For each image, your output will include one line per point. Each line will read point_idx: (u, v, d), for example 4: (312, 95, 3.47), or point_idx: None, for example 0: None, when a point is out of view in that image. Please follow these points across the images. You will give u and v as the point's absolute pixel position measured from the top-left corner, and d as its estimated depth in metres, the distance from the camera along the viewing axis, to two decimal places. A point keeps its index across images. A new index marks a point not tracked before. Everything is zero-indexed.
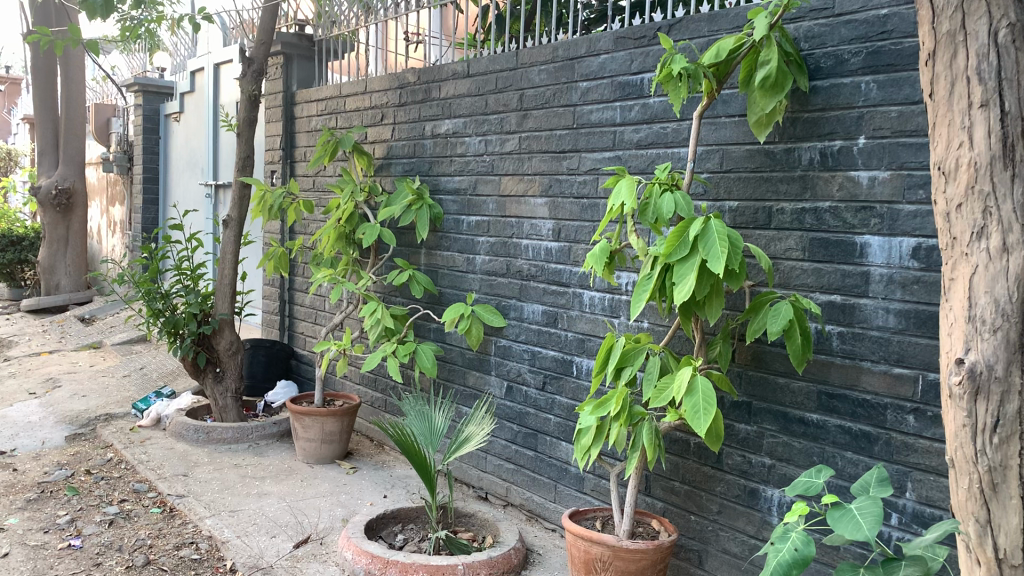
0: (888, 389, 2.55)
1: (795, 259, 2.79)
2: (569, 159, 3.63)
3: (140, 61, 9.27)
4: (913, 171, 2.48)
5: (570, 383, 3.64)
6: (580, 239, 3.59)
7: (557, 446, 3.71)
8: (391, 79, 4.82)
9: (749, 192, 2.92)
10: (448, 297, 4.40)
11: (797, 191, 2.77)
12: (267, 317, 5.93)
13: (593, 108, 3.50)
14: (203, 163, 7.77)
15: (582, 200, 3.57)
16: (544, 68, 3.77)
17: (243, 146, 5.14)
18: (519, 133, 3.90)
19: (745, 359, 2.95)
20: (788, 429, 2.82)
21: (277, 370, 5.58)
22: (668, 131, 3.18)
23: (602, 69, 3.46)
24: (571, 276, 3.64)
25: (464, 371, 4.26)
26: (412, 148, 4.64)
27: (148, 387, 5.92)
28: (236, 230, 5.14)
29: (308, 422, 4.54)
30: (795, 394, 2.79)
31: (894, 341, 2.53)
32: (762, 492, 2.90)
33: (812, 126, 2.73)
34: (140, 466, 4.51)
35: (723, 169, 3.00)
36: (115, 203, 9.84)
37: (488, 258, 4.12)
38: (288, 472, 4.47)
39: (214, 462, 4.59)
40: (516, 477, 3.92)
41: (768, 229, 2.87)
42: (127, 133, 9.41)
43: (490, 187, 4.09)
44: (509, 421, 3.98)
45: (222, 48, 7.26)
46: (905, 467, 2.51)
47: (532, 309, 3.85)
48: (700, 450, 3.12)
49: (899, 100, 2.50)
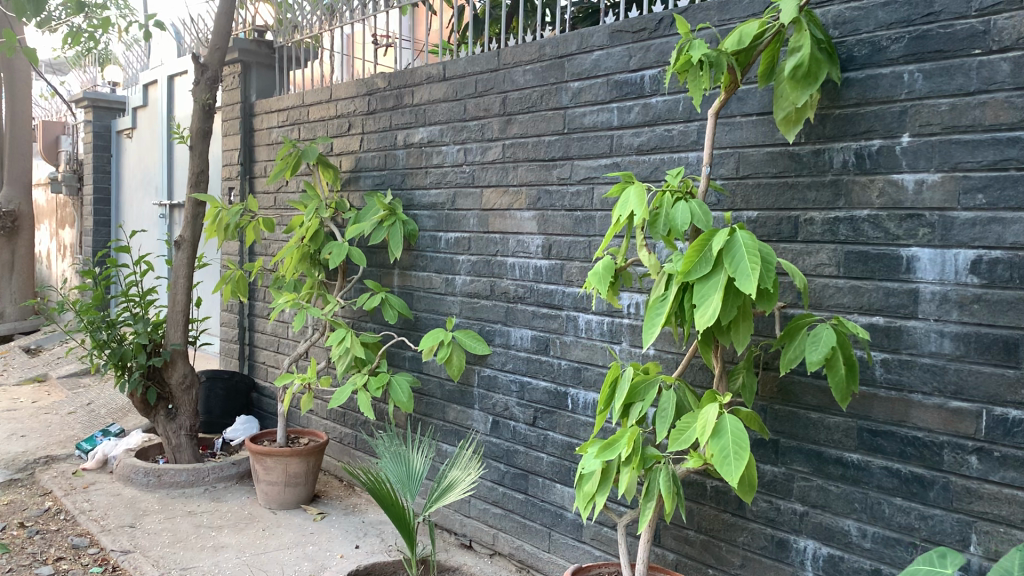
0: (944, 425, 2.20)
1: (828, 276, 2.44)
2: (559, 168, 3.26)
3: (91, 76, 8.79)
4: (969, 172, 2.15)
5: (565, 418, 3.26)
6: (574, 257, 3.22)
7: (551, 489, 3.32)
8: (359, 85, 4.42)
9: (771, 201, 2.57)
10: (424, 323, 3.99)
11: (828, 198, 2.43)
12: (224, 346, 5.48)
13: (585, 111, 3.14)
14: (157, 182, 7.31)
15: (575, 213, 3.20)
16: (529, 68, 3.40)
17: (196, 160, 4.71)
18: (503, 141, 3.53)
19: (771, 391, 2.58)
20: (822, 471, 2.46)
21: (237, 405, 5.13)
22: (674, 133, 2.82)
23: (596, 67, 3.10)
24: (564, 298, 3.27)
25: (444, 405, 3.85)
26: (383, 160, 4.25)
27: (95, 425, 5.42)
28: (189, 251, 4.69)
29: (270, 464, 4.10)
30: (830, 431, 2.43)
31: (950, 370, 2.19)
32: (792, 543, 2.53)
33: (844, 123, 2.39)
34: (80, 516, 4.03)
35: (740, 175, 2.65)
36: (65, 226, 9.30)
37: (470, 279, 3.73)
38: (248, 519, 4.02)
39: (165, 510, 4.12)
40: (503, 523, 3.52)
41: (794, 242, 2.52)
42: (76, 151, 8.90)
43: (470, 201, 3.71)
44: (496, 461, 3.57)
45: (176, 58, 6.82)
46: (968, 517, 2.16)
47: (520, 334, 3.47)
48: (717, 494, 2.75)
49: (950, 91, 2.17)
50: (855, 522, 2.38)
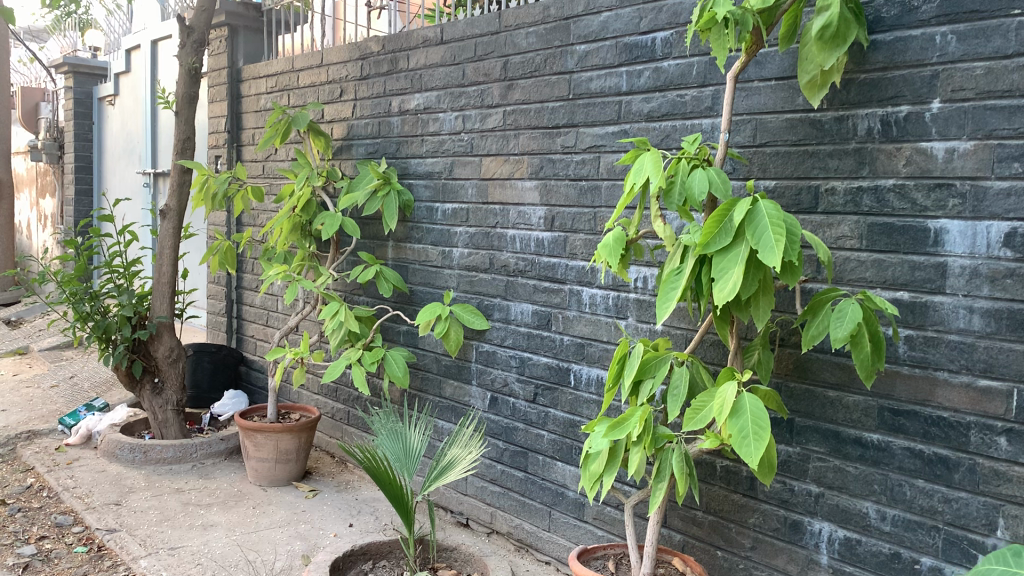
0: (971, 405, 2.11)
1: (849, 249, 2.34)
2: (564, 136, 3.13)
3: (71, 40, 8.54)
4: (1004, 139, 2.04)
5: (567, 395, 3.15)
6: (578, 229, 3.10)
7: (551, 467, 3.22)
8: (351, 49, 4.26)
9: (790, 170, 2.46)
10: (420, 296, 3.87)
11: (851, 167, 2.32)
12: (211, 319, 5.34)
13: (592, 76, 3.01)
14: (141, 150, 7.11)
15: (580, 183, 3.08)
16: (532, 31, 3.26)
17: (182, 126, 4.53)
18: (504, 107, 3.39)
19: (786, 368, 2.48)
20: (840, 451, 2.37)
21: (225, 379, 5.00)
22: (687, 99, 2.70)
23: (604, 29, 2.97)
24: (567, 271, 3.15)
25: (440, 380, 3.74)
26: (377, 128, 4.10)
27: (78, 399, 5.29)
28: (175, 220, 4.53)
29: (260, 440, 3.99)
30: (849, 410, 2.34)
31: (980, 347, 2.09)
32: (807, 525, 2.45)
33: (870, 88, 2.27)
34: (64, 493, 3.91)
35: (757, 143, 2.53)
36: (45, 196, 9.08)
37: (468, 252, 3.60)
38: (238, 497, 3.91)
39: (152, 487, 4.00)
40: (502, 502, 3.42)
41: (814, 214, 2.41)
42: (56, 118, 8.66)
43: (469, 170, 3.58)
44: (494, 438, 3.47)
45: (160, 22, 6.60)
46: (995, 500, 2.07)
47: (521, 309, 3.35)
48: (728, 474, 2.66)
49: (986, 53, 2.06)
50: (874, 504, 2.30)
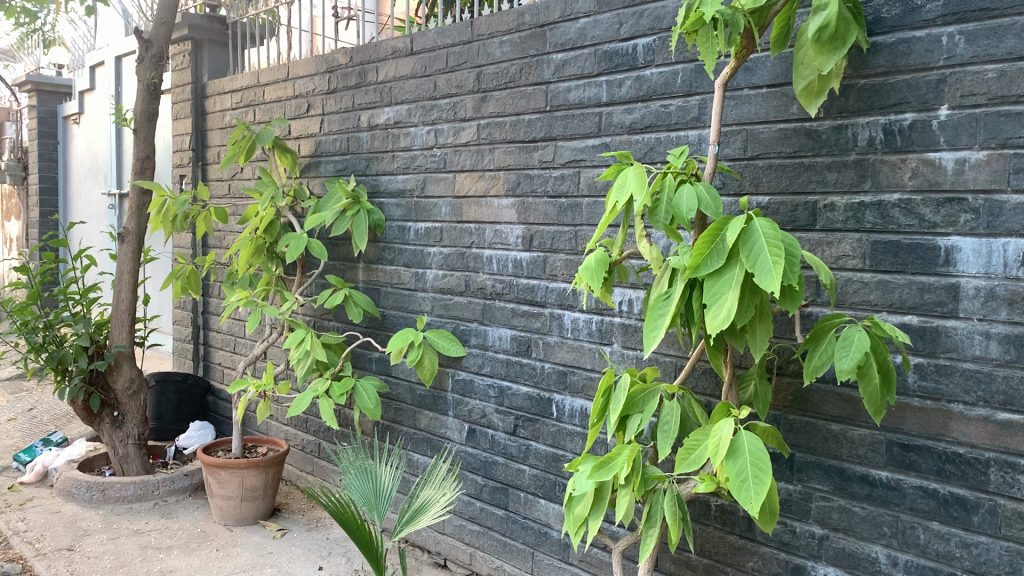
0: (990, 440, 1.91)
1: (851, 269, 2.15)
2: (541, 150, 2.94)
3: (35, 58, 8.29)
4: (1021, 149, 1.86)
5: (549, 427, 2.94)
6: (558, 249, 2.90)
7: (534, 505, 3.01)
8: (318, 61, 4.06)
9: (784, 184, 2.27)
10: (392, 321, 3.65)
11: (852, 180, 2.13)
12: (177, 346, 5.09)
13: (570, 86, 2.82)
14: (106, 170, 6.87)
15: (559, 200, 2.88)
16: (506, 40, 3.07)
17: (141, 145, 4.31)
18: (478, 120, 3.19)
19: (785, 399, 2.28)
20: (845, 490, 2.17)
21: (191, 410, 4.76)
22: (671, 109, 2.51)
23: (582, 36, 2.78)
24: (547, 294, 2.95)
25: (414, 411, 3.52)
26: (346, 144, 3.89)
27: (36, 433, 5.02)
28: (134, 244, 4.30)
29: (224, 477, 3.76)
30: (855, 445, 2.14)
31: (998, 377, 1.90)
32: (810, 571, 2.25)
33: (871, 94, 2.09)
34: (13, 539, 3.65)
35: (748, 155, 2.34)
36: (10, 219, 8.79)
37: (442, 274, 3.40)
38: (201, 538, 3.67)
39: (109, 529, 3.75)
40: (481, 541, 3.21)
41: (812, 231, 2.22)
42: (21, 139, 8.40)
43: (442, 187, 3.38)
44: (473, 473, 3.25)
45: (124, 37, 6.39)
46: (1019, 546, 1.88)
47: (498, 334, 3.15)
48: (723, 513, 2.46)
49: (998, 55, 1.88)
50: (884, 548, 2.10)
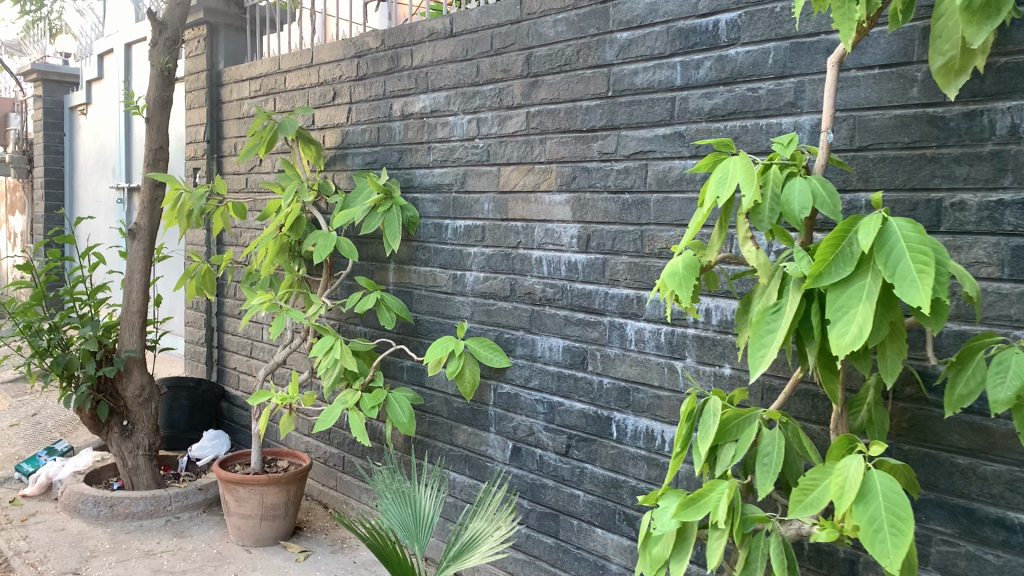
0: None
1: (986, 278, 1.84)
2: (602, 140, 2.64)
3: (40, 46, 8.00)
4: None
5: (607, 449, 2.65)
6: (620, 250, 2.60)
7: (589, 534, 2.71)
8: (345, 46, 3.76)
9: (902, 179, 1.97)
10: (427, 327, 3.36)
11: (988, 174, 1.83)
12: (189, 348, 4.81)
13: (637, 68, 2.52)
14: (114, 163, 6.60)
15: (621, 196, 2.58)
16: (561, 18, 2.77)
17: (154, 135, 4.02)
18: (527, 108, 2.89)
19: (898, 427, 1.98)
20: (974, 534, 1.87)
21: (204, 418, 4.47)
22: (760, 94, 2.21)
23: (652, 12, 2.48)
24: (606, 302, 2.65)
25: (451, 426, 3.23)
26: (376, 134, 3.60)
27: (39, 441, 4.73)
28: (145, 242, 4.00)
29: (243, 494, 3.47)
30: (987, 482, 1.85)
31: None
32: None
33: (1014, 75, 1.79)
34: (14, 560, 3.37)
35: (855, 146, 2.04)
36: (15, 213, 8.52)
37: (483, 277, 3.10)
38: (218, 561, 3.38)
39: (118, 550, 3.46)
40: (527, 571, 2.91)
41: (936, 233, 1.91)
42: (26, 131, 8.11)
43: (485, 181, 3.08)
44: (518, 497, 2.96)
45: (134, 23, 6.11)
46: None
47: (549, 344, 2.85)
48: (818, 553, 2.16)
49: None
50: None
